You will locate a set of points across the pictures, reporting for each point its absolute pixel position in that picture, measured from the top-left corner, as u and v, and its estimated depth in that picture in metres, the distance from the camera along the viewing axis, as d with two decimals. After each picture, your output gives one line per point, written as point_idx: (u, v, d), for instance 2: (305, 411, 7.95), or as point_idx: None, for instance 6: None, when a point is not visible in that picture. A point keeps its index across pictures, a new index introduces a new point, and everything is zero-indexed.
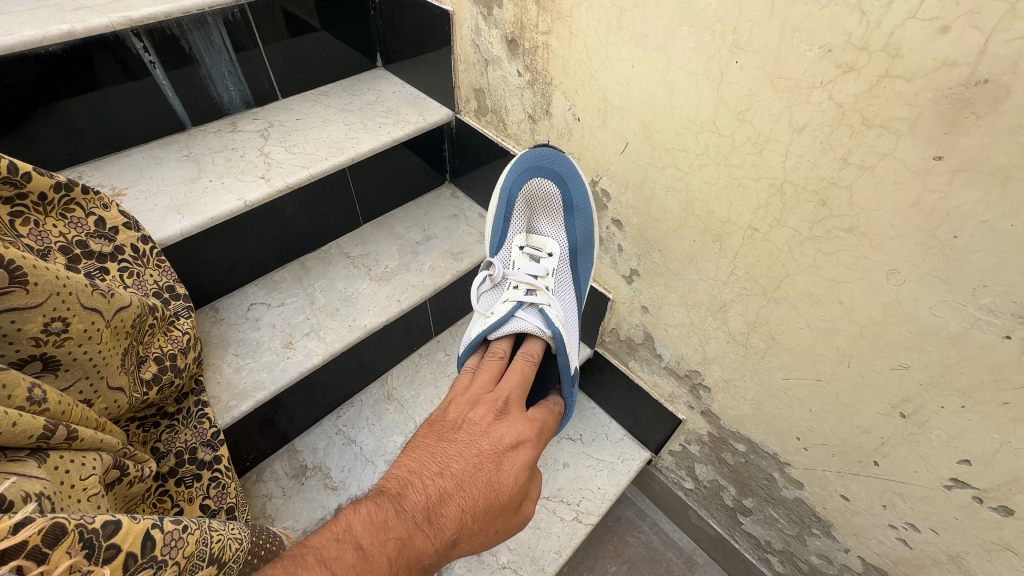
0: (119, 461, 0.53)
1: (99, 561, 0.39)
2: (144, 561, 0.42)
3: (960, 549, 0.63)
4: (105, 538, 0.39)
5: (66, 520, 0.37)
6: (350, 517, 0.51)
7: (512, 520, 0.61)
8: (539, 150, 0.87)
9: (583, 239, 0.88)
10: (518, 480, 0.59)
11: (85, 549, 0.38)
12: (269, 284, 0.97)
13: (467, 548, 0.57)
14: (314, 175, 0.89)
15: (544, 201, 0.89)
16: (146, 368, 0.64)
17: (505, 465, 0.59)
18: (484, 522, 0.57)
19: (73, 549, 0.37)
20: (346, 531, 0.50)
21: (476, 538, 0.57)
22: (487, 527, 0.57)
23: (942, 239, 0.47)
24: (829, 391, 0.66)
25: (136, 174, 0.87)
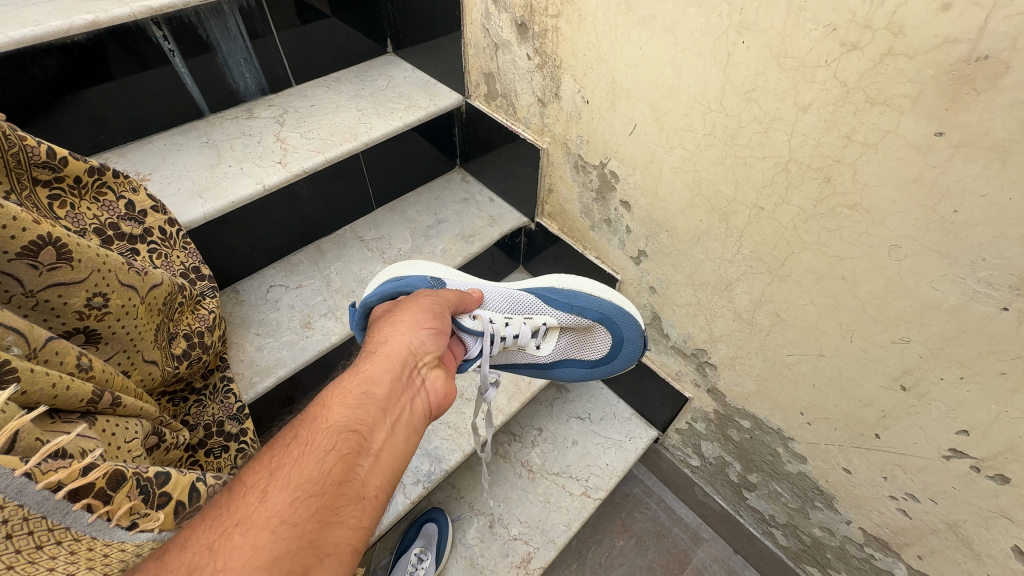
0: (157, 428, 0.57)
1: (155, 505, 0.46)
2: (189, 508, 0.49)
3: (958, 517, 0.65)
4: (157, 486, 0.46)
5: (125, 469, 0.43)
6: None
7: (393, 308, 0.68)
8: (563, 288, 0.84)
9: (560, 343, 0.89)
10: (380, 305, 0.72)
11: (142, 494, 0.44)
12: (286, 267, 1.00)
13: (386, 339, 0.61)
14: (329, 160, 0.91)
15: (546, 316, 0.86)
16: (176, 344, 0.67)
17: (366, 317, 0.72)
18: (374, 334, 0.64)
19: (132, 494, 0.43)
20: None
21: (380, 335, 0.62)
22: (380, 328, 0.64)
23: (941, 215, 0.48)
24: (832, 365, 0.68)
25: (159, 160, 0.90)
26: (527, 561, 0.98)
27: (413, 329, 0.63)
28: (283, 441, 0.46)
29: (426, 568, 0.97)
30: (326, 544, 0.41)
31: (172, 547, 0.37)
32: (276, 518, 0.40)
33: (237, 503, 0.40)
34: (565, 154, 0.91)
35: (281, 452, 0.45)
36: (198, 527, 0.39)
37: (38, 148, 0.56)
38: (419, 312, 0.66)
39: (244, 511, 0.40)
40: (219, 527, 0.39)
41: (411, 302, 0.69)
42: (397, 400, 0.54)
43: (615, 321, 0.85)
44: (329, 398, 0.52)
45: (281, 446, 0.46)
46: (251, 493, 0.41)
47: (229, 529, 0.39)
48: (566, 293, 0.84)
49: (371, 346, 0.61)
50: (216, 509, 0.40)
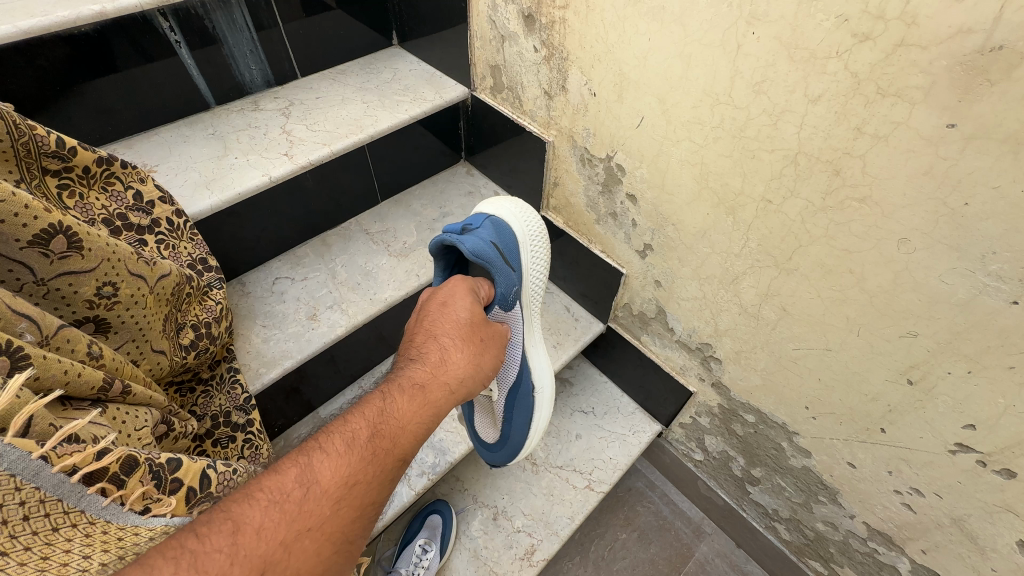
0: (166, 417, 0.58)
1: (167, 491, 0.46)
2: (201, 495, 0.49)
3: (964, 512, 0.65)
4: (169, 472, 0.46)
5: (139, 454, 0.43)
6: None
7: (456, 315, 0.68)
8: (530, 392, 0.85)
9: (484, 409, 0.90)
10: (464, 304, 0.70)
11: (154, 480, 0.44)
12: (292, 259, 1.00)
13: (448, 357, 0.62)
14: (335, 152, 0.91)
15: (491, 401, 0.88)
16: (184, 334, 0.68)
17: (447, 301, 0.70)
18: (434, 336, 0.64)
19: (145, 479, 0.43)
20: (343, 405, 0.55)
21: (443, 346, 0.63)
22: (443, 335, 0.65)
23: (952, 207, 0.48)
24: (838, 359, 0.68)
25: (165, 151, 0.90)
26: (531, 554, 0.98)
27: (469, 356, 0.65)
28: (354, 446, 0.48)
29: (430, 559, 0.97)
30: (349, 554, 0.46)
31: (244, 534, 0.39)
32: (335, 532, 0.43)
33: (310, 506, 0.43)
34: (571, 147, 0.91)
35: (354, 463, 0.47)
36: (271, 518, 0.41)
37: (48, 137, 0.57)
38: (478, 335, 0.68)
39: (318, 518, 0.43)
40: (293, 525, 0.41)
41: (475, 318, 0.70)
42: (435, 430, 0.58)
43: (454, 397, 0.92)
44: (395, 409, 0.53)
45: (352, 452, 0.47)
46: (323, 497, 0.44)
47: (304, 532, 0.41)
48: (524, 396, 0.85)
49: (433, 354, 0.62)
50: (295, 508, 0.42)
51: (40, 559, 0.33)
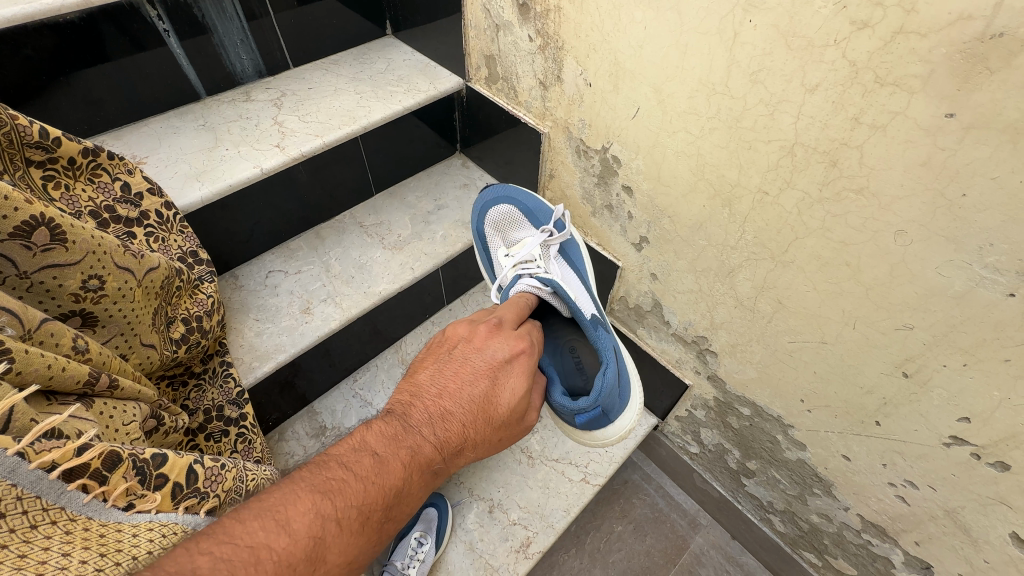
0: (155, 411, 0.57)
1: (151, 487, 0.46)
2: (188, 490, 0.49)
3: (956, 504, 0.65)
4: (154, 468, 0.46)
5: (121, 450, 0.43)
6: (365, 433, 0.53)
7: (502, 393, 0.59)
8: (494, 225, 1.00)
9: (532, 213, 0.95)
10: (519, 374, 0.61)
11: (137, 475, 0.44)
12: (285, 252, 0.99)
13: (477, 437, 0.57)
14: (328, 144, 0.90)
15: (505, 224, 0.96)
16: (174, 328, 0.67)
17: (507, 364, 0.61)
18: (475, 405, 0.57)
19: (128, 475, 0.43)
20: (362, 443, 0.52)
21: (479, 417, 0.57)
22: (480, 407, 0.57)
23: (950, 198, 0.48)
24: (833, 353, 0.67)
25: (155, 143, 0.88)
26: (527, 546, 0.98)
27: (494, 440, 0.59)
28: (361, 527, 0.47)
29: (425, 552, 0.96)
30: None
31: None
32: None
33: None
34: (566, 138, 0.90)
35: (352, 551, 0.46)
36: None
37: (32, 128, 0.55)
38: (518, 415, 0.60)
39: None
40: None
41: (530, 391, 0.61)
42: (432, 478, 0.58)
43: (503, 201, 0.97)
44: (412, 489, 0.52)
45: (357, 534, 0.47)
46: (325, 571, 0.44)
47: None
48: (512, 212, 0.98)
49: (464, 423, 0.56)
50: None
51: (16, 557, 0.32)
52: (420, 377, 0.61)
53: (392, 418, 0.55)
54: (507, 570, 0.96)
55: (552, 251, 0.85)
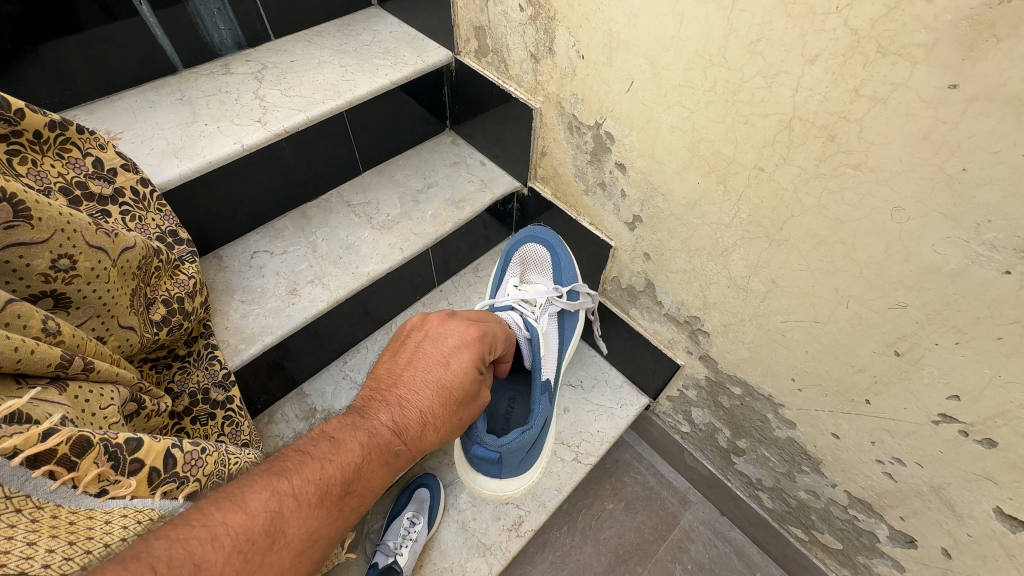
0: (136, 395, 0.56)
1: (126, 472, 0.45)
2: (166, 476, 0.49)
3: (943, 480, 0.66)
4: (128, 453, 0.46)
5: (92, 434, 0.43)
6: (324, 425, 0.56)
7: (455, 371, 0.61)
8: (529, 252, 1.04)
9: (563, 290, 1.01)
10: (472, 354, 0.64)
11: (110, 461, 0.44)
12: (270, 232, 0.96)
13: (434, 421, 0.60)
14: (312, 119, 0.87)
15: (537, 263, 1.03)
16: (154, 310, 0.65)
17: (461, 346, 0.64)
18: (430, 387, 0.60)
19: (100, 460, 0.43)
20: (320, 432, 0.54)
21: (435, 401, 0.60)
22: (436, 390, 0.60)
23: (949, 173, 0.46)
24: (826, 332, 0.67)
25: (130, 118, 0.85)
26: (519, 524, 0.99)
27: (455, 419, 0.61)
28: (323, 502, 0.49)
29: (419, 531, 0.95)
30: None
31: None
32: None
33: (263, 563, 0.43)
34: (559, 114, 0.87)
35: (316, 525, 0.47)
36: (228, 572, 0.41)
37: None
38: (474, 394, 0.63)
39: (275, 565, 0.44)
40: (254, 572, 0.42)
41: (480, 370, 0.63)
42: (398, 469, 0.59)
43: (557, 248, 1.02)
44: (373, 467, 0.53)
45: (320, 509, 0.48)
46: (287, 547, 0.45)
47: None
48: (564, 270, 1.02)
49: (420, 406, 0.59)
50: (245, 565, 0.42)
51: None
52: (377, 373, 0.64)
53: (348, 413, 0.58)
54: (499, 548, 0.97)
55: (549, 319, 0.92)
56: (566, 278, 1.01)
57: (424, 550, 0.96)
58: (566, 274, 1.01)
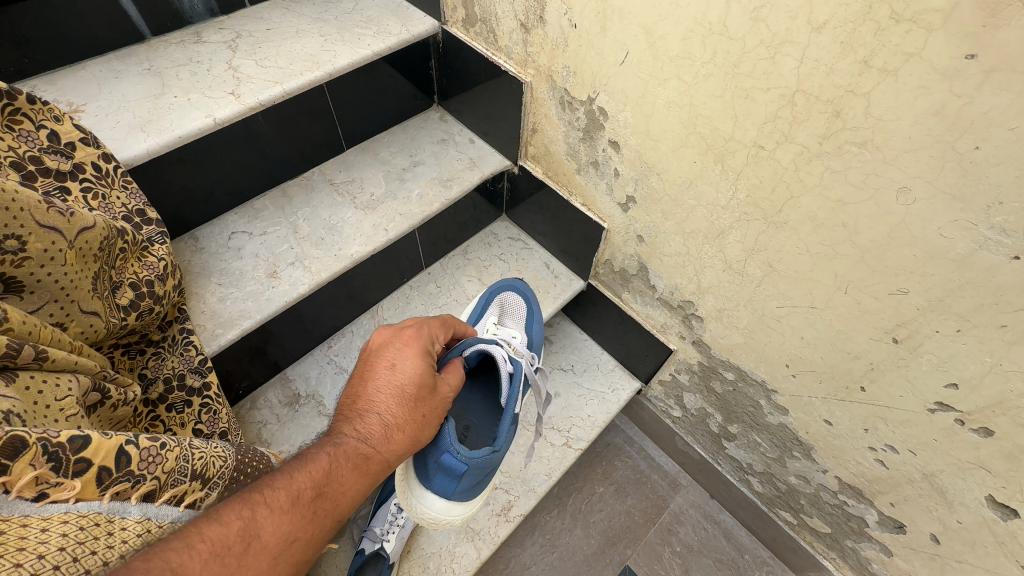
0: (99, 383, 0.53)
1: (71, 473, 0.43)
2: (119, 475, 0.46)
3: (935, 468, 0.65)
4: (72, 453, 0.43)
5: (26, 434, 0.40)
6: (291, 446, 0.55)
7: (406, 369, 0.61)
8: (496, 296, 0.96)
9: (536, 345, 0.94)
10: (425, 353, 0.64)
11: (50, 462, 0.42)
12: (249, 212, 0.92)
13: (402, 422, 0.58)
14: (288, 92, 0.82)
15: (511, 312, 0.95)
16: (121, 294, 0.62)
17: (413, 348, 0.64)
18: (390, 389, 0.59)
19: (37, 461, 0.41)
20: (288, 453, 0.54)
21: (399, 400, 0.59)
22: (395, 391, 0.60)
23: (961, 151, 0.44)
24: (822, 318, 0.65)
25: (94, 89, 0.80)
26: (508, 509, 0.98)
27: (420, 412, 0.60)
28: (296, 508, 0.47)
29: (405, 518, 0.90)
30: None
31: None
32: None
33: (239, 568, 0.42)
34: (550, 88, 0.83)
35: (291, 528, 0.46)
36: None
37: None
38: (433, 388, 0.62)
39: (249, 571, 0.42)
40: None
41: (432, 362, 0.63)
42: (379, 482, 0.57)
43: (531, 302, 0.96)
44: (345, 470, 0.52)
45: (293, 514, 0.47)
46: (262, 553, 0.43)
47: None
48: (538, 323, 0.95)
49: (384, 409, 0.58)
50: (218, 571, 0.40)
51: None
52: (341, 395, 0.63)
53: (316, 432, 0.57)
54: (488, 533, 0.96)
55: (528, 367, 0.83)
56: (537, 333, 0.94)
57: (413, 535, 0.95)
58: (538, 327, 0.94)
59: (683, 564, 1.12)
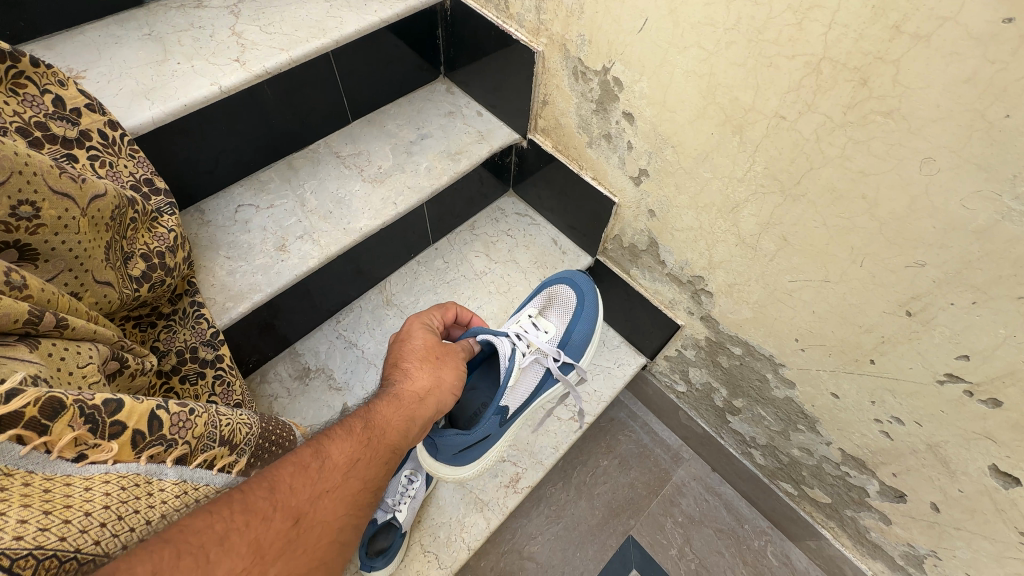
0: (117, 353, 0.53)
1: (107, 435, 0.43)
2: (151, 439, 0.47)
3: (940, 438, 0.66)
4: (107, 415, 0.44)
5: (64, 396, 0.40)
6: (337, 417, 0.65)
7: (415, 336, 0.78)
8: (559, 284, 0.96)
9: (577, 341, 0.92)
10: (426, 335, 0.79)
11: (88, 424, 0.42)
12: (255, 185, 0.91)
13: (423, 380, 0.70)
14: (295, 60, 0.80)
15: (561, 304, 0.95)
16: (133, 265, 0.61)
17: (417, 330, 0.79)
18: (406, 360, 0.73)
19: (76, 422, 0.41)
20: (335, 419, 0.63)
21: (415, 368, 0.71)
22: (413, 360, 0.73)
23: (991, 120, 0.43)
24: (836, 292, 0.65)
25: (94, 54, 0.77)
26: (516, 481, 1.00)
27: (437, 360, 0.75)
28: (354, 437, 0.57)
29: (416, 489, 0.92)
30: (353, 520, 0.53)
31: (276, 495, 0.47)
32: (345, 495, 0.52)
33: (318, 478, 0.51)
34: (563, 58, 0.82)
35: (353, 452, 0.55)
36: (297, 485, 0.49)
37: None
38: (438, 353, 0.76)
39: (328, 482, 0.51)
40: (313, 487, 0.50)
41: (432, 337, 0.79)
42: (419, 430, 0.66)
43: (586, 299, 0.93)
44: (386, 414, 0.62)
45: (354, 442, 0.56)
46: (335, 470, 0.53)
47: (320, 492, 0.50)
48: (585, 322, 0.93)
49: (406, 372, 0.70)
50: (302, 479, 0.49)
51: None
52: None
53: None
54: (497, 504, 0.98)
55: (529, 365, 0.84)
56: (579, 332, 0.92)
57: (422, 506, 0.97)
58: (584, 328, 0.92)
59: (685, 534, 1.15)
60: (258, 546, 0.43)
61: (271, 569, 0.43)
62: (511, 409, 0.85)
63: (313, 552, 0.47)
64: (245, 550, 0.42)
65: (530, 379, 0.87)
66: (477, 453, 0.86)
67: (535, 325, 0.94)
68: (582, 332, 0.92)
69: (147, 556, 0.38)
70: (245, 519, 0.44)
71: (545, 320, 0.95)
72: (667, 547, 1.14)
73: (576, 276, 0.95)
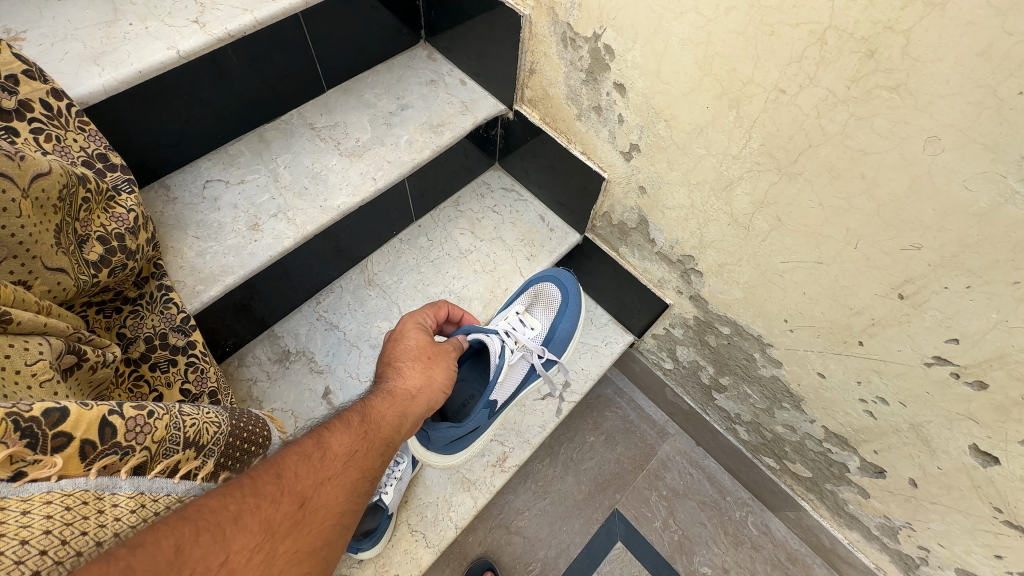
0: (74, 346, 0.51)
1: (50, 448, 0.42)
2: (105, 447, 0.45)
3: (924, 419, 0.67)
4: (50, 427, 0.42)
5: None
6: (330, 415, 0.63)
7: (408, 335, 0.75)
8: (544, 280, 0.96)
9: (561, 337, 0.94)
10: (422, 331, 0.76)
11: (26, 439, 0.41)
12: (224, 158, 0.85)
13: (416, 377, 0.69)
14: (260, 22, 0.74)
15: (546, 301, 0.95)
16: (89, 249, 0.57)
17: (412, 325, 0.77)
18: (400, 356, 0.71)
19: (9, 439, 0.40)
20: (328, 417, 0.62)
21: (408, 363, 0.70)
22: (405, 355, 0.71)
23: (1002, 98, 0.41)
24: (827, 273, 0.64)
25: (35, 13, 0.71)
26: (503, 460, 1.00)
27: (428, 359, 0.72)
28: (353, 428, 0.56)
29: (403, 470, 0.91)
30: (355, 508, 0.52)
31: (282, 480, 0.46)
32: (346, 484, 0.51)
33: (322, 466, 0.50)
34: (551, 23, 0.77)
35: (352, 443, 0.54)
36: (300, 472, 0.48)
37: None
38: (431, 349, 0.74)
39: (330, 468, 0.50)
40: (315, 473, 0.49)
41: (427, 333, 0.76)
42: (412, 426, 0.65)
43: (570, 297, 0.94)
44: (382, 409, 0.61)
45: (354, 433, 0.55)
46: (337, 458, 0.52)
47: (323, 479, 0.49)
48: (569, 318, 0.94)
49: (400, 368, 0.69)
50: (306, 467, 0.49)
51: None
52: None
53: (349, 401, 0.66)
54: (484, 483, 0.98)
55: (516, 363, 0.85)
56: (563, 329, 0.94)
57: (409, 486, 0.97)
58: (568, 325, 0.94)
59: (669, 506, 1.18)
60: (269, 525, 0.43)
61: (281, 548, 0.43)
62: (499, 402, 0.87)
63: (318, 533, 0.47)
64: (256, 528, 0.42)
65: (517, 376, 0.88)
66: (468, 442, 0.87)
67: (521, 322, 0.94)
68: (567, 329, 0.94)
69: (166, 532, 0.38)
70: (255, 501, 0.44)
71: (531, 315, 0.95)
72: (652, 519, 1.16)
73: (561, 274, 0.96)
